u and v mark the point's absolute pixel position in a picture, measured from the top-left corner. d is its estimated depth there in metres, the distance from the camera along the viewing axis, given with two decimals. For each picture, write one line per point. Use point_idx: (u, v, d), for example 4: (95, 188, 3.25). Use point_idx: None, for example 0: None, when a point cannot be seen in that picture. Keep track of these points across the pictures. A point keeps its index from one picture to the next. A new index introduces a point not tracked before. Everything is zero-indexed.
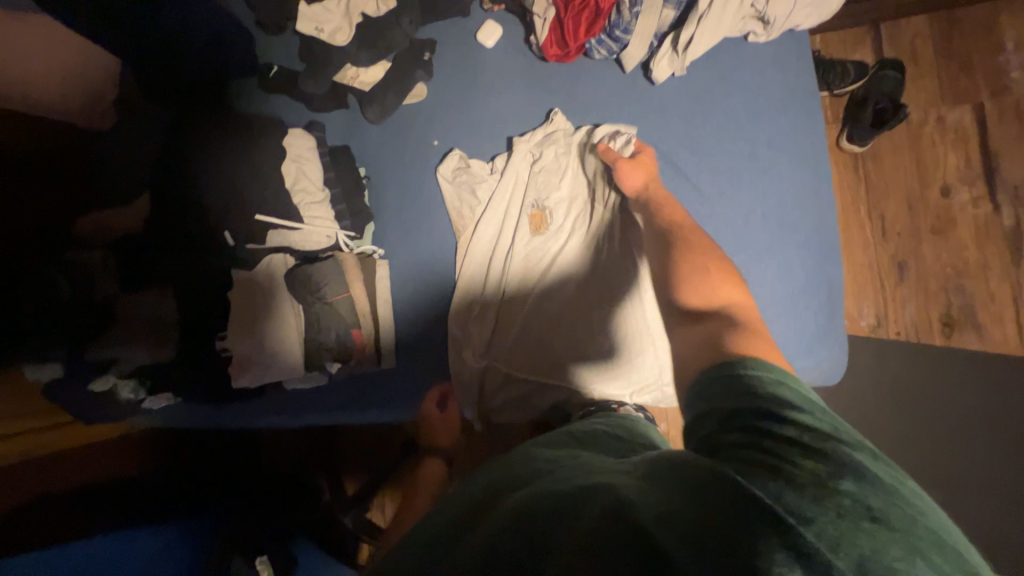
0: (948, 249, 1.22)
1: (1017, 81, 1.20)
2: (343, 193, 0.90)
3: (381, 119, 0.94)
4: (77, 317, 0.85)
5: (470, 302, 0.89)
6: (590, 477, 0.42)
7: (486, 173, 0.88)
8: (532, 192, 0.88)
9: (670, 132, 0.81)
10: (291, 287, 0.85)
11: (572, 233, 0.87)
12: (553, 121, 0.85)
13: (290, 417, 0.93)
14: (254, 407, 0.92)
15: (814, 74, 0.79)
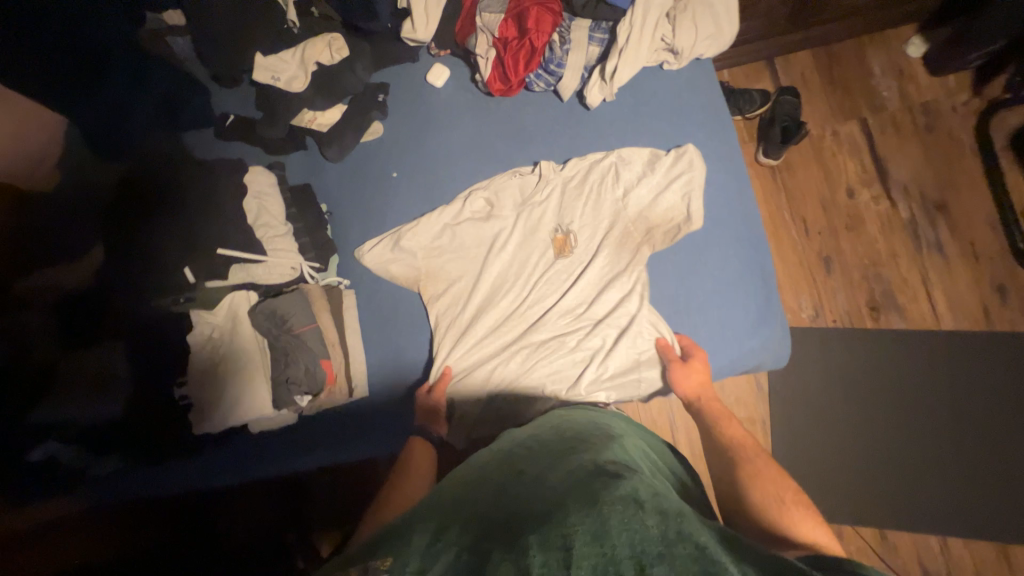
0: (863, 243, 1.37)
1: (890, 99, 1.42)
2: (306, 226, 0.93)
3: (340, 158, 0.98)
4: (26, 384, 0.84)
5: (451, 335, 0.88)
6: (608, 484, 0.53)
7: (449, 216, 0.92)
8: (553, 219, 0.89)
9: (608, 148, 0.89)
10: (255, 323, 0.83)
11: (595, 254, 0.86)
12: (516, 169, 0.92)
13: (268, 457, 0.91)
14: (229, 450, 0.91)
15: (718, 85, 0.87)
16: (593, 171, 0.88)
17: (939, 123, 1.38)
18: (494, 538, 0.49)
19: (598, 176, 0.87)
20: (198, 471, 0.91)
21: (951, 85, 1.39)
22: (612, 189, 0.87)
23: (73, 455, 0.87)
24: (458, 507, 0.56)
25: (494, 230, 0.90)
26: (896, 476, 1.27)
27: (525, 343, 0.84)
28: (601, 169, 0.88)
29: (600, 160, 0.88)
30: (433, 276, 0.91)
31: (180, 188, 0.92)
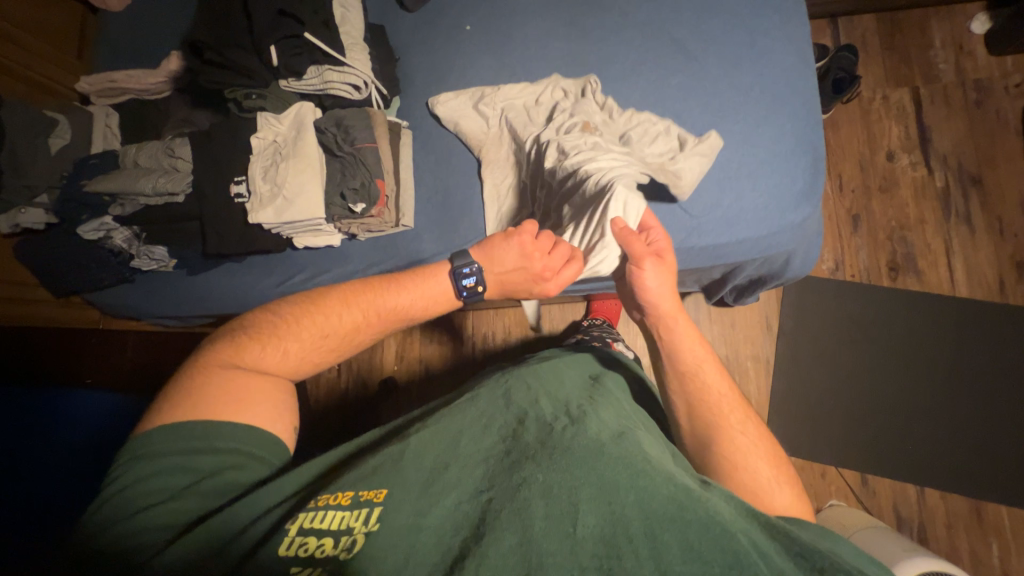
0: (894, 206, 1.40)
1: (945, 72, 1.43)
2: (378, 59, 0.95)
3: (416, 7, 0.99)
4: (102, 168, 0.93)
5: (503, 204, 0.90)
6: (597, 442, 0.52)
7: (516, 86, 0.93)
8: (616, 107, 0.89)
9: (684, 23, 0.90)
10: (319, 131, 0.86)
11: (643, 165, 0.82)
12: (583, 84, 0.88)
13: (309, 277, 0.95)
14: (274, 261, 0.96)
15: None
16: (667, 60, 0.88)
17: (989, 101, 1.40)
18: (496, 464, 0.51)
19: (672, 68, 0.88)
20: (240, 278, 0.97)
21: (1007, 66, 1.41)
22: (668, 92, 0.87)
23: (124, 238, 0.92)
24: (442, 449, 0.53)
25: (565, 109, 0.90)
26: (889, 427, 1.31)
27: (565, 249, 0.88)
28: (676, 64, 0.88)
29: (676, 56, 0.88)
30: (494, 141, 0.92)
31: None
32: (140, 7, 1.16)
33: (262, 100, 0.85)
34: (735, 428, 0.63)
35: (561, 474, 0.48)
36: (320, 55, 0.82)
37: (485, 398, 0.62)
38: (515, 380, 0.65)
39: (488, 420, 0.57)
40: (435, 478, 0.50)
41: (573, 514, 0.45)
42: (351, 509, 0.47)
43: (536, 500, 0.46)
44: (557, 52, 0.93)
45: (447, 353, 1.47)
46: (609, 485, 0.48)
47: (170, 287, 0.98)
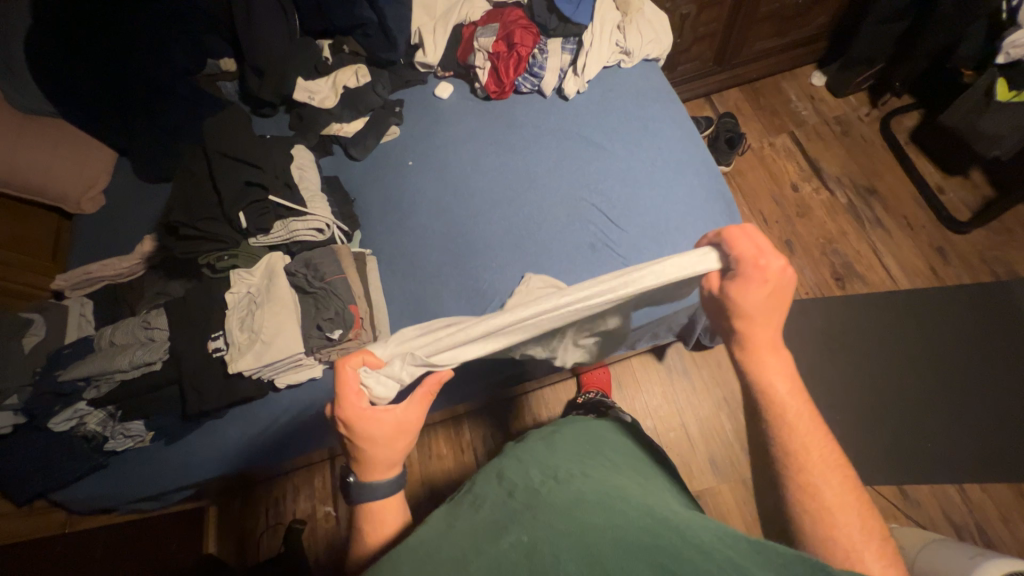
0: (815, 226, 1.57)
1: (808, 116, 1.73)
2: (337, 202, 1.07)
3: (363, 156, 1.16)
4: (77, 356, 0.94)
5: (473, 301, 0.95)
6: (577, 494, 0.51)
7: (461, 199, 1.06)
8: (553, 195, 1.02)
9: (588, 123, 1.08)
10: (290, 274, 0.92)
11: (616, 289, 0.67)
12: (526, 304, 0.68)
13: (295, 415, 0.93)
14: (254, 407, 0.93)
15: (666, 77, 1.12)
16: (583, 151, 1.05)
17: (852, 129, 1.69)
18: (484, 532, 0.49)
19: (588, 157, 1.04)
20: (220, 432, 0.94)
21: (853, 103, 1.73)
22: (591, 176, 1.02)
23: (99, 420, 0.90)
24: (432, 541, 0.51)
25: (508, 207, 1.03)
26: (900, 428, 1.31)
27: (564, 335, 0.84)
28: (590, 154, 1.04)
29: (588, 148, 1.05)
30: (454, 248, 1.01)
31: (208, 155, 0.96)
32: (113, 206, 1.28)
33: (234, 258, 0.93)
34: (813, 466, 0.54)
35: (544, 529, 0.46)
36: (284, 211, 0.93)
37: (480, 484, 0.62)
38: (507, 461, 0.66)
39: (480, 504, 0.56)
40: (425, 561, 0.47)
41: (552, 564, 0.41)
42: None
43: (520, 561, 0.43)
44: (490, 165, 1.08)
45: (450, 467, 1.43)
46: (583, 526, 0.45)
47: (147, 462, 0.94)
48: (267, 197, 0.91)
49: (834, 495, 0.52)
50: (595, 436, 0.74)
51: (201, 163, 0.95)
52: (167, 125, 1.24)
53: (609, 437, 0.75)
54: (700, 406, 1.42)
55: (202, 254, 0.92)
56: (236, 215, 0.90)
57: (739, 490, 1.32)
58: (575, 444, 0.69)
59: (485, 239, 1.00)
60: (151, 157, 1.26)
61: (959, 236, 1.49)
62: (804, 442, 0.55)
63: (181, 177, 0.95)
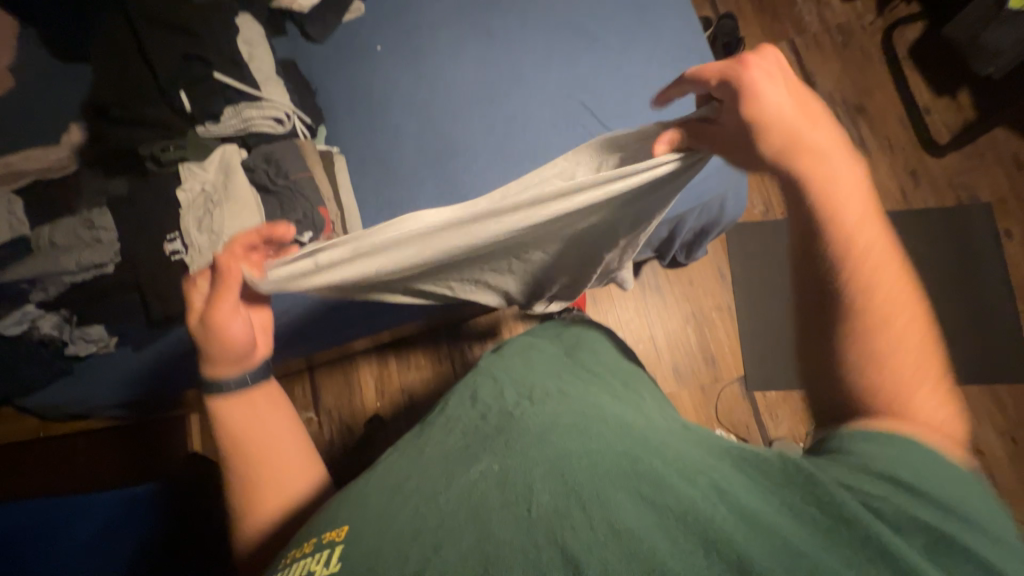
0: None
1: (811, 23, 1.61)
2: (296, 92, 0.95)
3: (323, 38, 1.01)
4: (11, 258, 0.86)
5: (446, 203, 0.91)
6: (551, 421, 0.52)
7: (437, 94, 0.96)
8: (538, 95, 0.93)
9: (581, 10, 0.96)
10: (248, 169, 0.84)
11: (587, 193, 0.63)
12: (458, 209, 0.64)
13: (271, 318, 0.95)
14: None
15: None
16: (572, 43, 0.94)
17: (853, 40, 1.59)
18: (455, 461, 0.51)
19: (578, 50, 0.94)
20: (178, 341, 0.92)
21: (859, 9, 1.60)
22: (580, 73, 0.93)
23: (54, 324, 0.85)
24: (408, 471, 0.53)
25: (488, 106, 0.94)
26: None
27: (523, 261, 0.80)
28: (582, 46, 0.94)
29: (579, 38, 0.94)
30: (431, 149, 0.93)
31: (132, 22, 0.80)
32: (26, 88, 1.09)
33: (181, 149, 0.82)
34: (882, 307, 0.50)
35: (515, 458, 0.47)
36: (234, 94, 0.80)
37: (454, 407, 0.65)
38: (482, 379, 0.67)
39: (456, 431, 0.58)
40: (397, 489, 0.50)
41: (528, 490, 0.43)
42: (316, 554, 0.46)
43: (493, 488, 0.44)
44: (469, 55, 0.97)
45: (428, 376, 1.48)
46: (557, 455, 0.46)
47: (113, 369, 0.91)
48: (212, 76, 0.79)
49: (899, 326, 0.49)
50: (569, 346, 0.76)
51: (125, 30, 0.80)
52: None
53: (596, 342, 0.77)
54: (669, 321, 1.49)
55: (145, 143, 0.81)
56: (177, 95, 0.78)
57: (697, 394, 1.45)
58: (548, 359, 0.71)
59: (463, 140, 0.93)
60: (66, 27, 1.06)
61: (935, 160, 1.51)
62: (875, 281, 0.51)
63: (104, 48, 0.81)
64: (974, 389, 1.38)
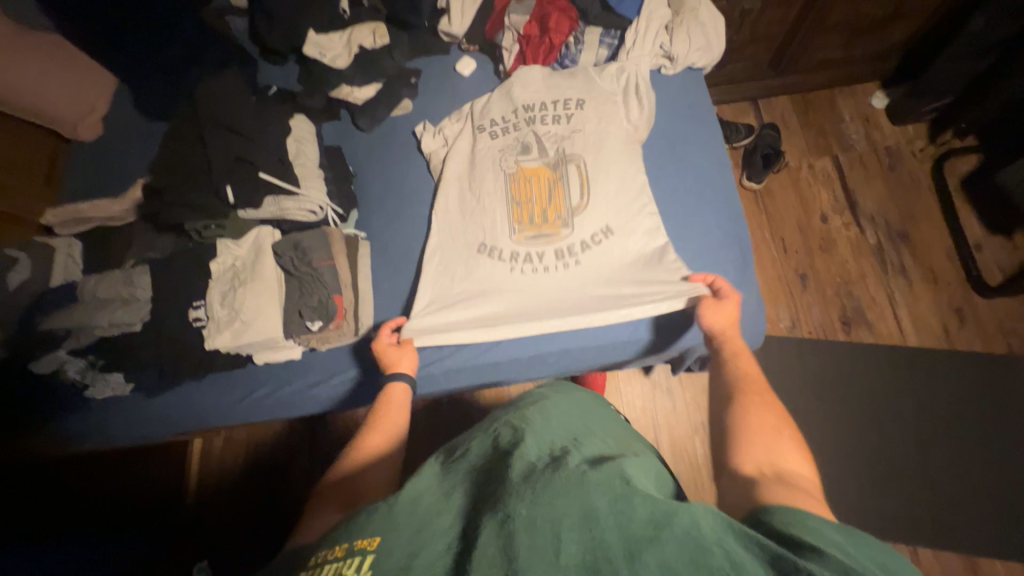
0: (835, 263, 1.50)
1: (857, 142, 1.60)
2: (335, 177, 1.01)
3: (371, 127, 1.08)
4: (56, 303, 0.93)
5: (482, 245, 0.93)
6: (586, 472, 0.51)
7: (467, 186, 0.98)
8: (573, 166, 0.93)
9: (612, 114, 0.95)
10: (276, 254, 0.90)
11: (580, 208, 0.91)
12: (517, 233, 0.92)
13: (269, 388, 0.94)
14: (234, 376, 0.95)
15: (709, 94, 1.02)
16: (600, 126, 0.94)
17: (901, 165, 1.55)
18: (481, 508, 0.50)
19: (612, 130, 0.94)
20: (182, 387, 0.96)
21: (910, 133, 1.57)
22: (618, 159, 0.92)
23: (78, 370, 0.90)
24: (431, 511, 0.52)
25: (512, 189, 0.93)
26: (872, 484, 1.30)
27: (574, 264, 0.90)
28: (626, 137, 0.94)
29: (604, 131, 0.94)
30: (449, 237, 0.95)
31: (207, 113, 0.91)
32: (112, 138, 1.23)
33: (220, 228, 0.90)
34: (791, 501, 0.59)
35: (543, 506, 0.47)
36: (277, 189, 0.89)
37: (475, 451, 0.63)
38: (502, 424, 0.67)
39: (472, 474, 0.58)
40: (421, 530, 0.49)
41: (556, 545, 0.44)
42: (347, 561, 0.46)
43: (521, 533, 0.45)
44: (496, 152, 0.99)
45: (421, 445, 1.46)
46: (590, 509, 0.46)
47: (123, 413, 0.96)
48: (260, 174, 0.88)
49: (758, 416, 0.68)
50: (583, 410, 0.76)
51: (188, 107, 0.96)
52: (169, 59, 1.18)
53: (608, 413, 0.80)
54: (676, 427, 1.43)
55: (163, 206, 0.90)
56: (222, 188, 0.87)
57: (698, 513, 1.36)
58: (568, 421, 0.69)
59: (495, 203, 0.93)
60: (152, 90, 1.20)
61: (983, 301, 1.41)
62: (783, 486, 0.57)
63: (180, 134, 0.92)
64: (1019, 569, 1.20)
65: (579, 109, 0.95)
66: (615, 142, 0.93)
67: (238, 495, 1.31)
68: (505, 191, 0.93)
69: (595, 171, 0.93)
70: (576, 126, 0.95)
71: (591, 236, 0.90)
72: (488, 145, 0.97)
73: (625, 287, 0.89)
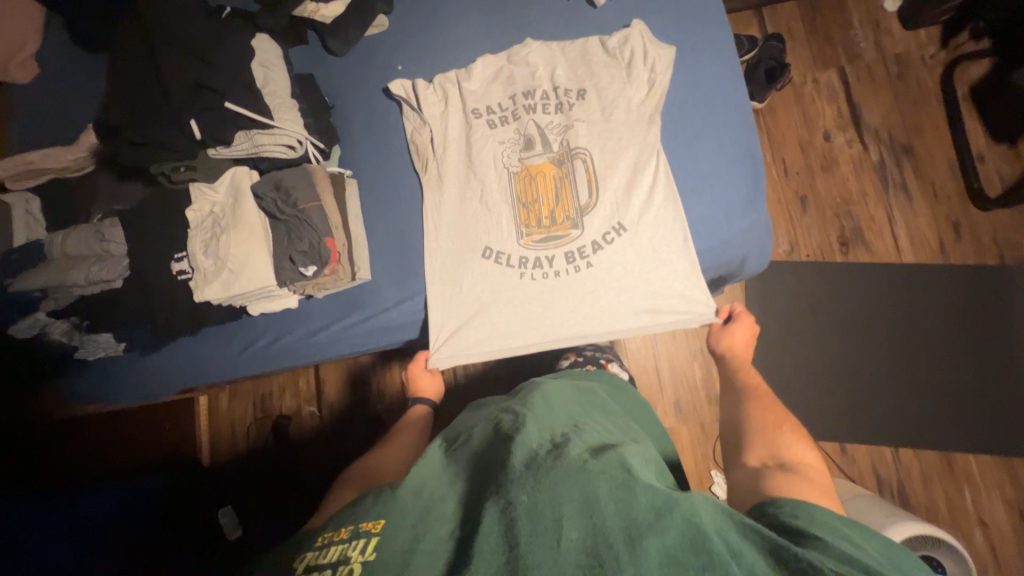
0: (836, 183, 1.46)
1: (866, 50, 1.50)
2: (310, 110, 0.91)
3: (343, 50, 0.97)
4: (26, 262, 0.87)
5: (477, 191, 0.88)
6: (589, 462, 0.55)
7: (457, 116, 0.90)
8: (578, 156, 0.85)
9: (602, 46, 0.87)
10: (257, 197, 0.83)
11: (589, 195, 0.84)
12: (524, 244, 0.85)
13: (270, 339, 0.91)
14: (231, 330, 0.92)
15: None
16: (596, 89, 0.86)
17: (909, 74, 1.47)
18: (487, 492, 0.54)
19: (614, 86, 0.85)
20: (179, 343, 0.93)
21: (922, 38, 1.48)
22: (624, 120, 0.84)
23: (63, 331, 0.86)
24: (440, 504, 0.56)
25: (505, 137, 0.88)
26: (861, 395, 1.37)
27: (588, 263, 0.84)
28: (630, 91, 0.85)
29: (605, 80, 0.85)
30: (441, 177, 0.89)
31: (155, 37, 0.80)
32: (50, 76, 1.09)
33: (192, 170, 0.83)
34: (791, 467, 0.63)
35: (544, 492, 0.51)
36: (246, 120, 0.80)
37: (480, 440, 0.67)
38: (504, 412, 0.71)
39: (478, 465, 0.62)
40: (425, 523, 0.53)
41: (558, 530, 0.48)
42: (352, 542, 0.51)
43: (523, 518, 0.49)
44: (484, 75, 0.91)
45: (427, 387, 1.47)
46: (594, 499, 0.50)
47: (123, 372, 0.94)
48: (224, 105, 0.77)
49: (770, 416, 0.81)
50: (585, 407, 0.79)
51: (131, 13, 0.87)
52: None
53: (604, 406, 0.84)
54: (677, 354, 1.46)
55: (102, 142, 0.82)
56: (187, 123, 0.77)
57: (698, 431, 1.43)
58: (571, 413, 0.73)
59: (485, 157, 0.88)
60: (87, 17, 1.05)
61: (981, 213, 1.41)
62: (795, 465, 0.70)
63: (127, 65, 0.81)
64: (990, 461, 1.30)
65: (581, 99, 0.86)
66: (626, 134, 0.84)
67: (253, 449, 1.32)
68: (509, 192, 0.87)
69: (603, 160, 0.84)
70: (578, 117, 0.86)
71: (600, 235, 0.84)
72: (485, 136, 0.89)
73: (641, 291, 0.83)
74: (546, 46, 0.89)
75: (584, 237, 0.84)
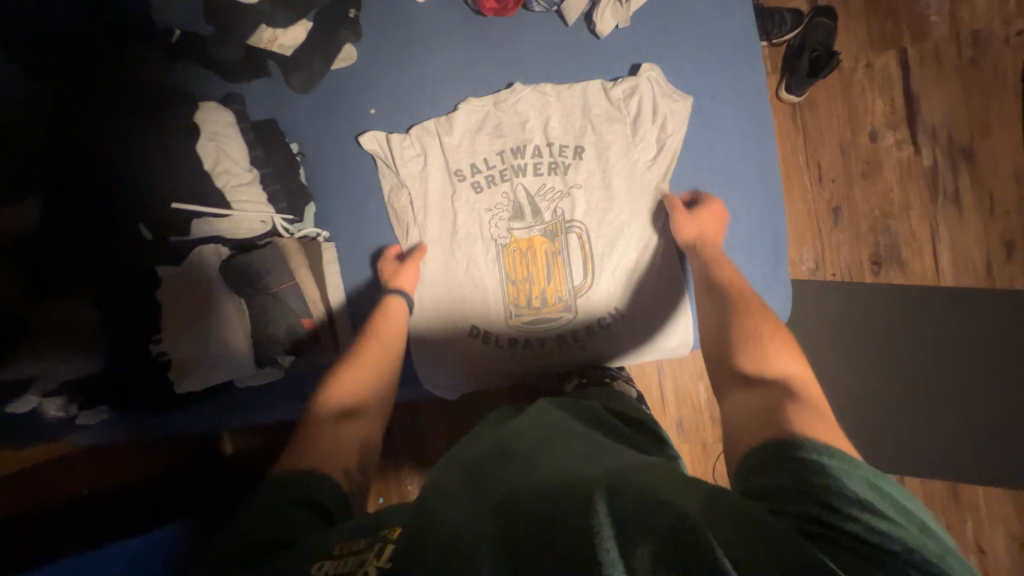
0: (876, 192, 1.29)
1: (936, 25, 1.25)
2: (274, 171, 0.81)
3: (308, 88, 0.84)
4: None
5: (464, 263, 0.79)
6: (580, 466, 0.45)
7: (443, 179, 0.80)
8: (573, 230, 0.78)
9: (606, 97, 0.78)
10: (226, 279, 0.78)
11: (584, 272, 0.78)
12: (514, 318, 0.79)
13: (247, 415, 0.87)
14: (204, 412, 0.86)
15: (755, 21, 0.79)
16: (597, 150, 0.77)
17: (986, 57, 1.24)
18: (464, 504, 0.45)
19: (614, 147, 0.77)
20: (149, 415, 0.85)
21: (1007, 11, 1.23)
22: (624, 190, 0.77)
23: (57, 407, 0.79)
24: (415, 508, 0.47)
25: (494, 201, 0.79)
26: (882, 427, 1.28)
27: (583, 342, 0.79)
28: (630, 154, 0.78)
29: (607, 138, 0.77)
30: (424, 247, 0.81)
31: None
32: None
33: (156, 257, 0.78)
34: (832, 422, 0.50)
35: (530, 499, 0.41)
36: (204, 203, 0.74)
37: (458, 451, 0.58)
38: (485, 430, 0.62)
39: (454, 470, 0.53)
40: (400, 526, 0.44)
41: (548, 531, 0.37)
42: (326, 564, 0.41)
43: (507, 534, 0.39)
44: (474, 129, 0.80)
45: None
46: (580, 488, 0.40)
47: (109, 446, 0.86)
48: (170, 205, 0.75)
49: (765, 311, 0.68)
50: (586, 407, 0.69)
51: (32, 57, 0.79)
52: None
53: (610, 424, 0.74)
54: (680, 375, 1.42)
55: (30, 211, 0.75)
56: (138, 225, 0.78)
57: (697, 451, 1.43)
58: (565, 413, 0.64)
59: (469, 223, 0.79)
60: None
61: None
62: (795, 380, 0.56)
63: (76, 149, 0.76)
64: (1003, 495, 1.26)
65: (578, 159, 0.78)
66: (627, 205, 0.77)
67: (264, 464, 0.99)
68: (498, 267, 0.79)
69: (598, 232, 0.78)
70: (575, 180, 0.78)
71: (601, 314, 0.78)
72: (468, 202, 0.79)
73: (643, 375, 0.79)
74: (539, 92, 0.78)
75: (579, 312, 0.78)
